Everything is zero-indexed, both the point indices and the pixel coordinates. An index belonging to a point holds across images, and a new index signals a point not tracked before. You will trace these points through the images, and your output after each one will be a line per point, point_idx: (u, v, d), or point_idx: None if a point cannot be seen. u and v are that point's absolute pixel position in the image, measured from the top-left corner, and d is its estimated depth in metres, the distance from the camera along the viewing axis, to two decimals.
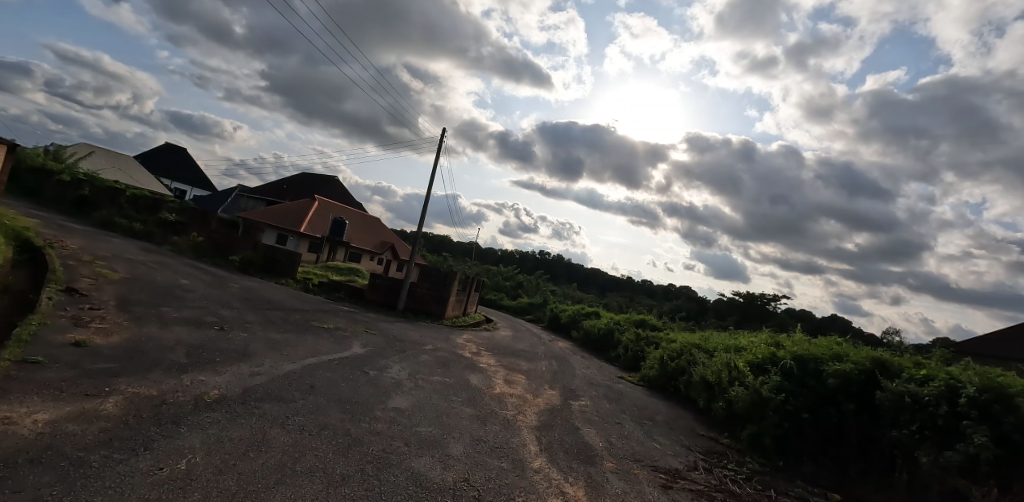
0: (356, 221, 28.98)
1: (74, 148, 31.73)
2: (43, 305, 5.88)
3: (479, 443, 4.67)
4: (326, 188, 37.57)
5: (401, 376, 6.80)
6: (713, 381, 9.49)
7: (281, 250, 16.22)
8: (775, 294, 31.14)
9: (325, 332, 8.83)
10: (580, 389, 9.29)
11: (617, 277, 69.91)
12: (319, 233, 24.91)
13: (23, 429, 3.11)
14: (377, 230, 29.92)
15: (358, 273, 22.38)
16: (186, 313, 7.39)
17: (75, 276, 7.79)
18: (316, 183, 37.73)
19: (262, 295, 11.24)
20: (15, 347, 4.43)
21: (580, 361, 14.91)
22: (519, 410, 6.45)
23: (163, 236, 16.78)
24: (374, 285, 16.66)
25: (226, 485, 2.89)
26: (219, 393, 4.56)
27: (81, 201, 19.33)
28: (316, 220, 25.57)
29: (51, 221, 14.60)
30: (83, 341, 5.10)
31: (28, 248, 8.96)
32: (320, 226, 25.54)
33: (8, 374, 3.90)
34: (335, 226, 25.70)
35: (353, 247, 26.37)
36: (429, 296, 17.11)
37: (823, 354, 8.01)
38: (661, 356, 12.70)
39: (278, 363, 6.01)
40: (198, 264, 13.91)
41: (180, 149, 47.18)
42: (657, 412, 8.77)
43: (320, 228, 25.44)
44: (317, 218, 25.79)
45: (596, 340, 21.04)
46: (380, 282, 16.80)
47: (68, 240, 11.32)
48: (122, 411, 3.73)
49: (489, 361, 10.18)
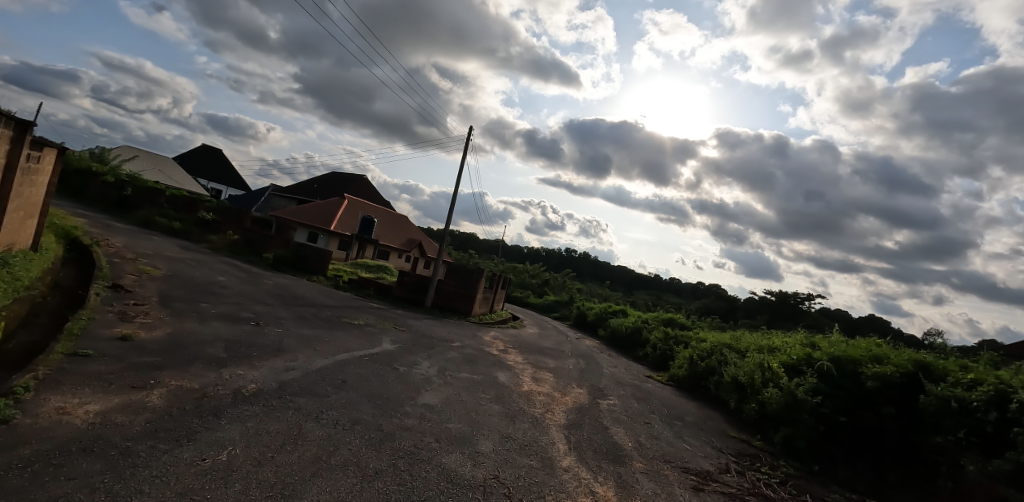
0: (384, 219, 29.44)
1: (120, 151, 33.32)
2: (91, 300, 6.17)
3: (508, 441, 4.65)
4: (355, 188, 38.50)
5: (430, 373, 6.84)
6: (746, 381, 9.21)
7: (312, 249, 16.52)
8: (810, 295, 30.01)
9: (355, 328, 8.99)
10: (609, 388, 9.21)
11: (642, 275, 68.90)
12: (348, 231, 25.38)
13: (75, 419, 3.28)
14: (404, 228, 30.30)
15: (386, 270, 22.61)
16: (223, 309, 7.62)
17: (120, 273, 8.13)
18: (345, 183, 38.67)
19: (294, 291, 11.52)
20: (67, 342, 4.67)
21: (607, 360, 14.73)
22: (547, 408, 6.40)
23: (200, 235, 17.41)
24: (402, 282, 16.93)
25: (265, 476, 2.98)
26: (256, 387, 4.70)
27: (124, 201, 20.25)
28: (345, 218, 26.07)
29: (96, 220, 15.30)
30: (129, 335, 5.31)
31: (78, 246, 9.40)
32: (350, 225, 26.07)
33: (59, 367, 4.12)
34: (363, 224, 26.14)
35: (381, 245, 26.85)
36: (456, 293, 17.26)
37: (862, 356, 7.71)
38: (690, 355, 12.43)
39: (312, 358, 6.14)
40: (234, 262, 14.34)
41: (216, 151, 48.61)
42: (686, 412, 8.63)
43: (349, 226, 25.96)
44: (347, 217, 26.26)
45: (623, 339, 20.83)
46: (408, 279, 17.05)
47: (113, 238, 11.83)
48: (166, 403, 3.87)
49: (516, 359, 10.16)
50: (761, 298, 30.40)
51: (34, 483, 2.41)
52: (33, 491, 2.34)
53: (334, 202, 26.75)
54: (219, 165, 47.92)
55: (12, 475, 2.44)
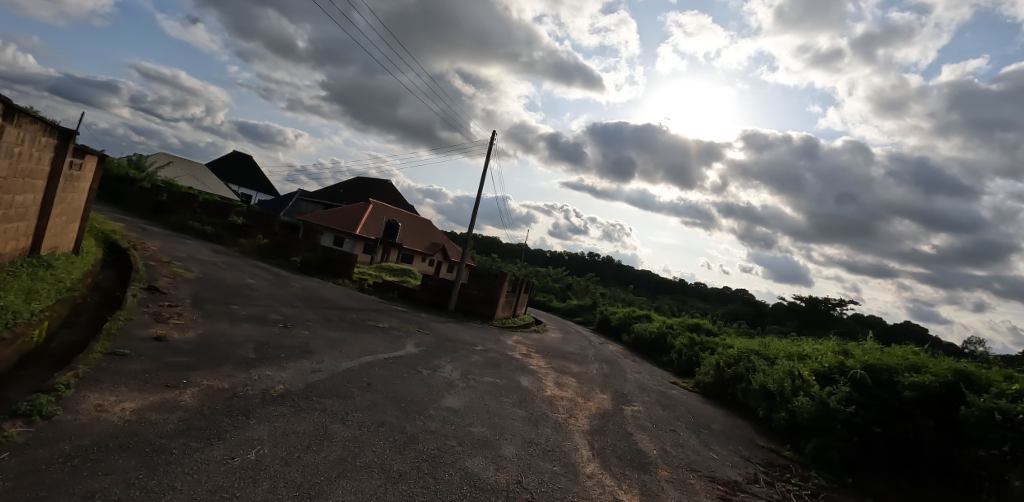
0: (408, 223, 29.80)
1: (156, 158, 34.62)
2: (128, 301, 6.40)
3: (531, 446, 4.63)
4: (379, 193, 39.12)
5: (453, 377, 6.87)
6: (775, 389, 8.96)
7: (337, 252, 16.81)
8: (842, 301, 29.09)
9: (380, 331, 9.09)
10: (633, 394, 9.08)
11: (665, 280, 67.92)
12: (373, 235, 25.77)
13: (113, 416, 3.40)
14: (427, 232, 30.62)
15: (409, 274, 22.85)
16: (252, 311, 7.82)
17: (155, 275, 8.43)
18: (370, 188, 39.34)
19: (320, 294, 11.75)
20: (106, 341, 4.85)
21: (631, 365, 14.55)
22: (570, 413, 6.35)
23: (231, 239, 17.94)
24: (425, 286, 17.08)
25: (292, 476, 3.03)
26: (284, 387, 4.79)
27: (160, 207, 21.02)
28: (370, 222, 26.48)
29: (134, 225, 15.92)
30: (163, 336, 5.48)
31: (116, 250, 9.79)
32: (374, 229, 26.47)
33: (98, 366, 4.28)
34: (388, 228, 26.51)
35: (405, 248, 27.18)
36: (479, 297, 17.32)
37: (898, 364, 7.42)
38: (717, 362, 12.17)
39: (337, 360, 6.23)
40: (263, 265, 14.71)
41: (245, 157, 49.99)
42: (713, 420, 8.44)
43: (374, 231, 26.37)
44: (372, 221, 26.67)
45: (648, 344, 20.55)
46: (431, 283, 17.19)
47: (149, 242, 12.28)
48: (199, 402, 3.98)
49: (539, 363, 10.13)
50: (789, 304, 29.62)
51: (74, 478, 2.51)
52: (72, 485, 2.44)
53: (359, 206, 27.21)
54: (249, 171, 49.32)
55: (53, 470, 2.54)
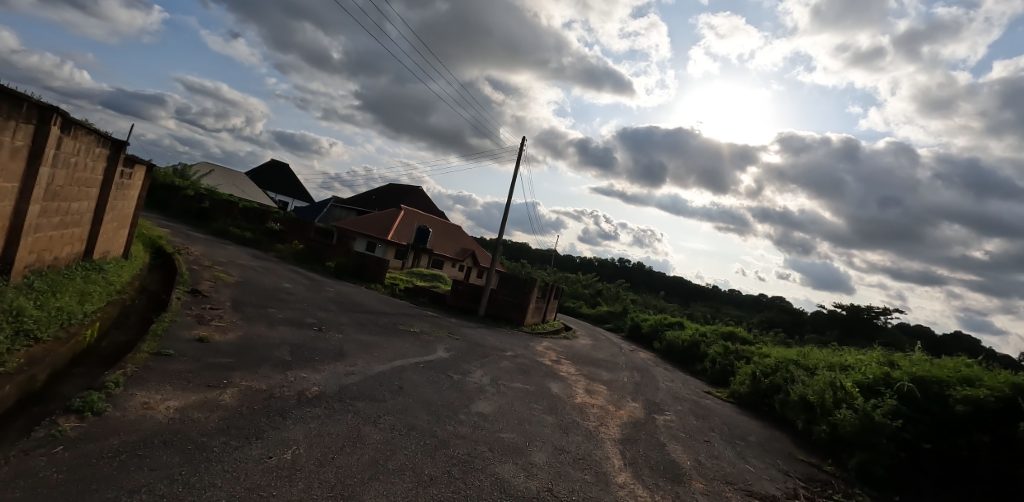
0: (439, 229, 30.23)
1: (200, 167, 36.25)
2: (173, 304, 6.69)
3: (562, 453, 4.59)
4: (410, 199, 39.86)
5: (483, 382, 6.90)
6: (815, 401, 8.63)
7: (370, 258, 17.16)
8: (886, 310, 27.87)
9: (411, 336, 9.21)
10: (665, 403, 8.90)
11: (698, 287, 66.58)
12: (404, 241, 26.22)
13: (158, 414, 3.55)
14: (458, 237, 30.97)
15: (440, 279, 23.11)
16: (289, 314, 8.06)
17: (198, 279, 8.80)
18: (401, 195, 40.12)
19: (353, 298, 12.00)
20: (153, 342, 5.08)
21: (663, 374, 14.28)
22: (601, 421, 6.27)
23: (268, 244, 18.57)
24: (456, 291, 17.24)
25: (326, 476, 3.09)
26: (319, 389, 4.90)
27: (203, 213, 21.97)
28: (402, 228, 26.97)
29: (179, 231, 16.69)
30: (205, 337, 5.70)
31: (163, 254, 10.28)
32: (406, 235, 26.93)
33: (146, 365, 4.49)
34: (419, 234, 26.96)
35: (436, 254, 27.54)
36: (509, 303, 17.36)
37: (949, 377, 7.04)
38: (753, 371, 11.81)
39: (370, 364, 6.34)
40: (298, 270, 15.16)
41: (282, 166, 51.72)
42: (749, 432, 8.20)
43: (406, 237, 26.81)
44: (403, 227, 27.15)
45: (680, 352, 20.12)
46: (462, 288, 17.34)
47: (193, 247, 12.85)
48: (238, 402, 4.12)
49: (569, 370, 10.07)
50: (829, 312, 28.91)
51: (123, 473, 2.63)
52: (122, 479, 2.56)
53: (391, 212, 27.77)
54: (286, 178, 51.02)
55: (103, 465, 2.68)
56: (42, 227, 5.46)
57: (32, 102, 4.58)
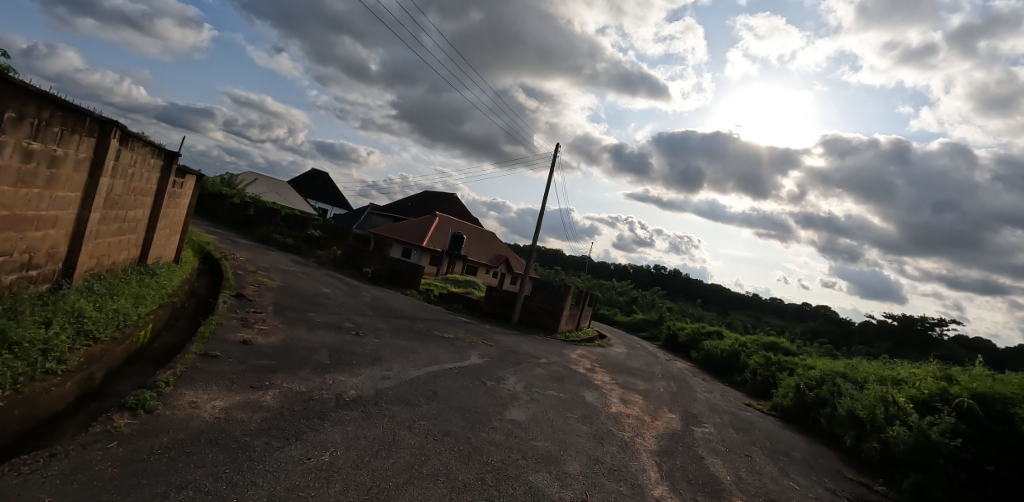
0: (474, 235, 30.57)
1: (246, 176, 37.99)
2: (220, 307, 7.00)
3: (597, 464, 4.53)
4: (445, 207, 40.52)
5: (517, 389, 6.90)
6: (865, 416, 8.20)
7: (405, 264, 17.49)
8: (943, 322, 26.33)
9: (446, 342, 9.31)
10: (703, 414, 8.67)
11: (737, 295, 64.53)
12: (439, 247, 26.63)
13: (205, 413, 3.71)
14: (492, 244, 31.21)
15: (474, 285, 23.32)
16: (327, 319, 8.29)
17: (243, 283, 9.19)
18: (436, 202, 40.84)
19: (389, 304, 12.25)
20: (201, 344, 5.33)
21: (701, 384, 13.90)
22: (637, 432, 6.16)
23: (308, 250, 19.23)
24: (490, 298, 17.35)
25: (362, 479, 3.15)
26: (356, 393, 5.02)
27: (248, 220, 22.99)
28: (437, 235, 27.40)
29: (226, 237, 17.52)
30: (249, 340, 5.94)
31: (211, 260, 10.80)
32: (441, 241, 27.34)
33: (195, 366, 4.71)
34: (454, 240, 27.33)
35: (470, 260, 27.84)
36: (542, 309, 17.33)
37: (1014, 393, 6.57)
38: (796, 384, 11.34)
39: (405, 369, 6.42)
40: (337, 275, 15.62)
41: (321, 174, 53.51)
42: (792, 447, 7.87)
43: (441, 243, 27.17)
44: (438, 234, 27.59)
45: (719, 362, 19.55)
46: (496, 294, 17.44)
47: (239, 253, 13.45)
48: (279, 404, 4.26)
49: (604, 379, 9.93)
50: (880, 323, 27.74)
51: (171, 469, 2.76)
52: (171, 475, 2.68)
53: (426, 219, 28.28)
54: (325, 186, 52.76)
55: (153, 461, 2.81)
56: (102, 234, 5.81)
57: (95, 116, 4.90)
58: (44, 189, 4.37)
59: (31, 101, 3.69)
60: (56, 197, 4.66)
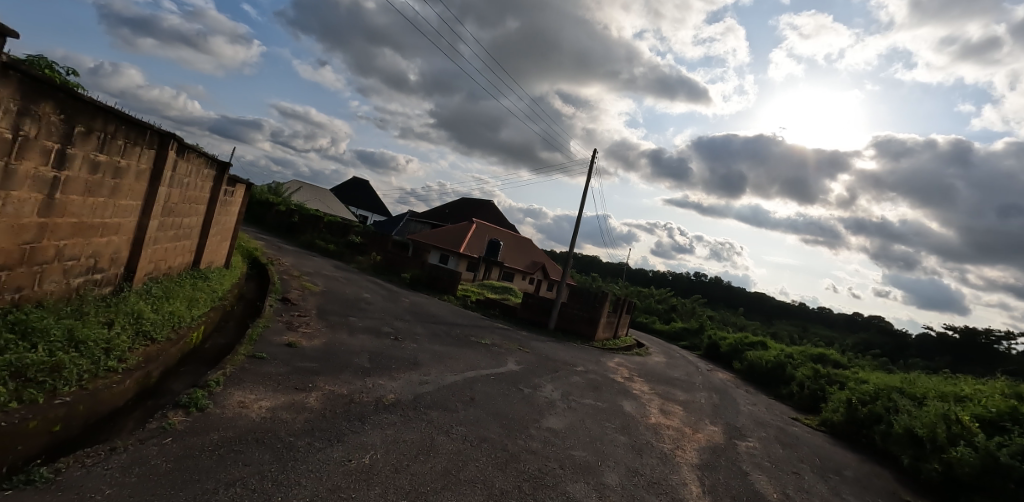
0: (510, 242, 30.76)
1: (291, 185, 39.66)
2: (267, 311, 7.32)
3: (636, 476, 4.45)
4: (482, 213, 40.98)
5: (554, 397, 6.88)
6: (924, 435, 7.72)
7: (442, 270, 17.76)
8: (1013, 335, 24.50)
9: (482, 348, 9.37)
10: (747, 428, 8.38)
11: (782, 303, 61.97)
12: (476, 253, 26.92)
13: (253, 413, 3.88)
14: (528, 250, 31.30)
15: (510, 291, 23.41)
16: (367, 323, 8.52)
17: (288, 288, 9.58)
18: (473, 209, 41.35)
19: (427, 309, 12.46)
20: (249, 346, 5.57)
21: (744, 396, 13.43)
22: (677, 444, 6.02)
23: (349, 256, 19.85)
24: (526, 304, 17.38)
25: (401, 483, 3.21)
26: (395, 397, 5.12)
27: (292, 227, 23.98)
28: (474, 241, 27.71)
29: (273, 243, 18.34)
30: (294, 343, 6.17)
31: (259, 265, 11.32)
32: (478, 247, 27.64)
33: (243, 367, 4.93)
34: (490, 247, 27.57)
35: (506, 266, 28.01)
36: (579, 316, 17.21)
37: None
38: (847, 398, 10.79)
39: (443, 374, 6.52)
40: (377, 281, 16.04)
41: (361, 182, 55.21)
42: (843, 465, 7.49)
43: (477, 250, 27.44)
44: (475, 240, 27.92)
45: (763, 374, 18.82)
46: (532, 301, 17.46)
47: (285, 259, 14.04)
48: (321, 406, 4.40)
49: (643, 388, 9.77)
50: (939, 335, 26.35)
51: (221, 466, 2.89)
52: (221, 472, 2.82)
53: (463, 226, 28.68)
54: (365, 193, 54.36)
55: (204, 458, 2.95)
56: (159, 240, 6.18)
57: (155, 129, 5.24)
58: (109, 198, 4.69)
59: (98, 116, 3.98)
60: (120, 205, 4.99)
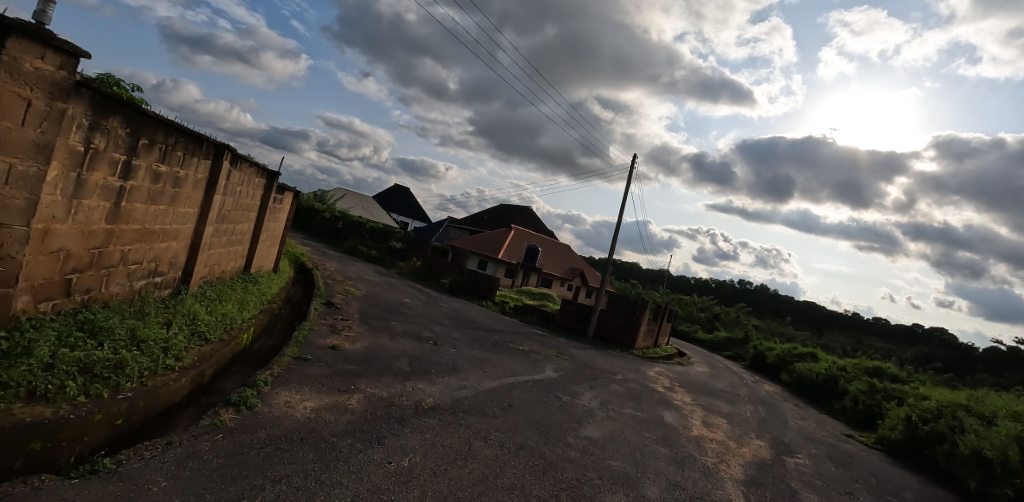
0: (548, 248, 30.74)
1: (336, 192, 41.19)
2: (312, 314, 7.62)
3: (677, 490, 4.34)
4: (520, 220, 41.17)
5: (593, 405, 6.81)
6: (995, 458, 7.16)
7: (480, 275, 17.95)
8: None
9: (520, 354, 9.39)
10: (797, 443, 8.03)
11: (832, 313, 58.89)
12: (514, 259, 27.06)
13: (298, 413, 4.04)
14: (566, 256, 31.17)
15: (548, 298, 23.35)
16: (407, 328, 8.71)
17: (332, 292, 9.94)
18: (511, 215, 41.58)
19: (465, 314, 12.61)
20: (295, 347, 5.81)
21: (793, 410, 12.85)
22: (721, 458, 5.83)
23: (390, 261, 20.40)
24: (564, 311, 17.30)
25: (439, 487, 3.25)
26: (434, 401, 5.21)
27: (337, 232, 24.90)
28: (512, 247, 27.85)
29: (319, 249, 19.11)
30: (337, 345, 6.38)
31: (305, 269, 11.81)
32: (516, 253, 27.77)
33: (290, 368, 5.15)
34: (529, 253, 27.64)
35: (544, 273, 28.00)
36: (619, 324, 16.97)
37: None
38: (906, 415, 10.15)
39: (481, 379, 6.58)
40: (417, 286, 16.39)
41: (402, 189, 56.65)
42: (902, 486, 7.05)
43: (515, 256, 27.57)
44: (513, 246, 28.06)
45: (813, 387, 17.93)
46: (570, 307, 17.36)
47: (330, 264, 14.59)
48: (363, 407, 4.53)
49: (685, 399, 9.52)
50: (1012, 350, 24.51)
51: (269, 464, 3.03)
52: (268, 469, 2.95)
53: (502, 232, 28.89)
54: (405, 200, 55.70)
55: (253, 455, 3.10)
56: (214, 245, 6.55)
57: (211, 141, 5.58)
58: (168, 206, 5.03)
59: (160, 130, 4.27)
60: (178, 213, 5.34)
